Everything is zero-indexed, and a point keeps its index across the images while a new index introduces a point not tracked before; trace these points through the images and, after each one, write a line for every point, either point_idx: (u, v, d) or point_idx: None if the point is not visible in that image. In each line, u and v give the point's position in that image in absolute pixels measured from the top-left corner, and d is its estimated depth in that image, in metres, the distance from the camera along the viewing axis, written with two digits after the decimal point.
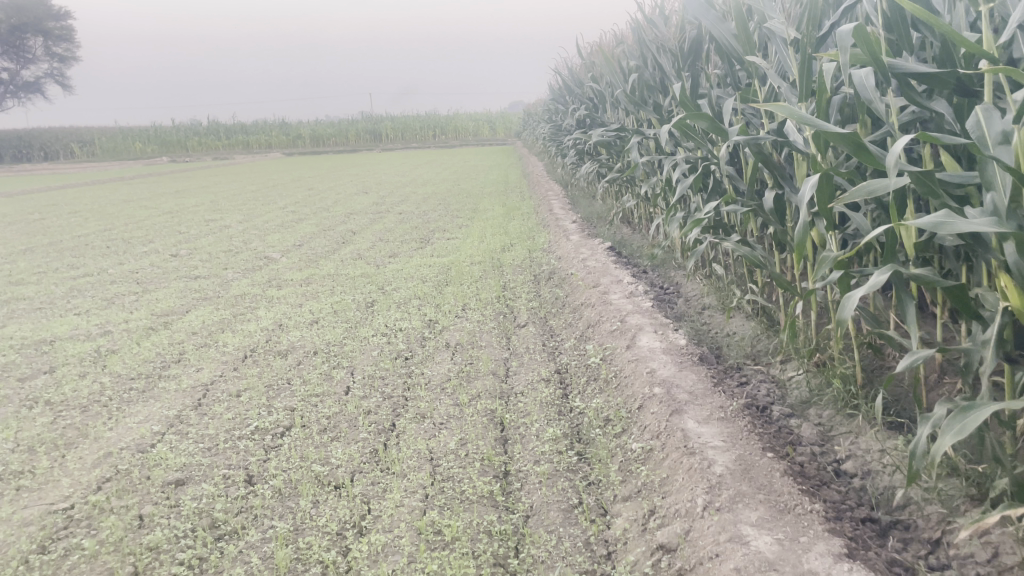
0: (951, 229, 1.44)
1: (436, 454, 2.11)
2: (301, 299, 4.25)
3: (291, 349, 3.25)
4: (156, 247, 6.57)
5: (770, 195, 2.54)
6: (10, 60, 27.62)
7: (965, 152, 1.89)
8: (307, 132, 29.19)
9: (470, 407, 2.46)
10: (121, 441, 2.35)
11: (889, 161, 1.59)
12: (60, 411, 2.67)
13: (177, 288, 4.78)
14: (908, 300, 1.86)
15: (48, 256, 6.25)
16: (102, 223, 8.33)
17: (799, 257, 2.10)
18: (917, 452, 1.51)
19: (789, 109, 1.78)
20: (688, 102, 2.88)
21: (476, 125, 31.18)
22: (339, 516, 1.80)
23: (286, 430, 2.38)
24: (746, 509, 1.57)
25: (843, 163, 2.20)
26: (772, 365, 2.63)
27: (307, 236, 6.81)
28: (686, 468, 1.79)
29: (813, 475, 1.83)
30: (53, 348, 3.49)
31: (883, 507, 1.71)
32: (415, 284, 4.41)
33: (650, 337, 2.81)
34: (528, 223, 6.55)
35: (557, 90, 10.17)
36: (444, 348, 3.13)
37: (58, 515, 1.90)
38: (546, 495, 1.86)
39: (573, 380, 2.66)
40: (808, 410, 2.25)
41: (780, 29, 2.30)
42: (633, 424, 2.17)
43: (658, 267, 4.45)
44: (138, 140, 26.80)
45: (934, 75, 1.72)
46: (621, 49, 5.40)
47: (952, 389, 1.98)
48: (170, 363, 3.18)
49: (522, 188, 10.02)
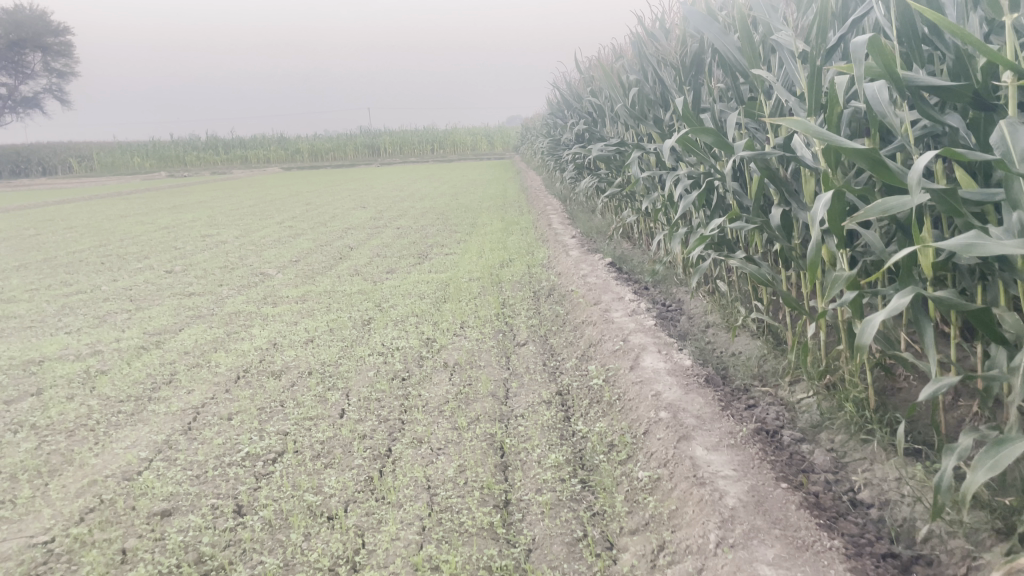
0: (981, 252, 1.37)
1: (433, 482, 2.03)
2: (296, 317, 4.16)
3: (285, 369, 3.17)
4: (151, 262, 6.48)
5: (777, 212, 2.46)
6: (7, 75, 27.65)
7: (981, 168, 1.83)
8: (305, 147, 29.20)
9: (469, 431, 2.37)
10: (107, 468, 2.27)
11: (911, 179, 1.51)
12: (44, 435, 2.58)
13: (171, 305, 4.70)
14: (926, 323, 1.79)
15: (41, 273, 6.17)
16: (97, 238, 8.26)
17: (810, 277, 2.03)
18: (942, 486, 1.44)
19: (802, 124, 1.72)
20: (691, 116, 2.81)
21: (475, 138, 31.19)
22: (331, 551, 1.72)
23: (278, 455, 2.29)
24: (761, 546, 1.49)
25: (854, 178, 2.13)
26: (781, 386, 2.55)
27: (304, 251, 6.73)
28: (697, 500, 1.71)
29: (829, 506, 1.75)
30: (41, 369, 3.40)
31: (903, 542, 1.63)
32: (413, 301, 4.33)
33: (654, 357, 2.73)
34: (527, 238, 6.48)
35: (555, 105, 10.13)
36: (442, 368, 3.05)
37: (38, 550, 1.81)
38: (550, 527, 1.77)
39: (575, 402, 2.58)
40: (820, 436, 2.18)
41: (787, 41, 2.23)
42: (639, 450, 2.09)
43: (660, 283, 4.38)
44: (137, 154, 26.83)
45: (951, 89, 1.66)
46: (619, 64, 5.36)
47: (968, 411, 1.90)
48: (161, 385, 3.09)
49: (522, 202, 9.97)
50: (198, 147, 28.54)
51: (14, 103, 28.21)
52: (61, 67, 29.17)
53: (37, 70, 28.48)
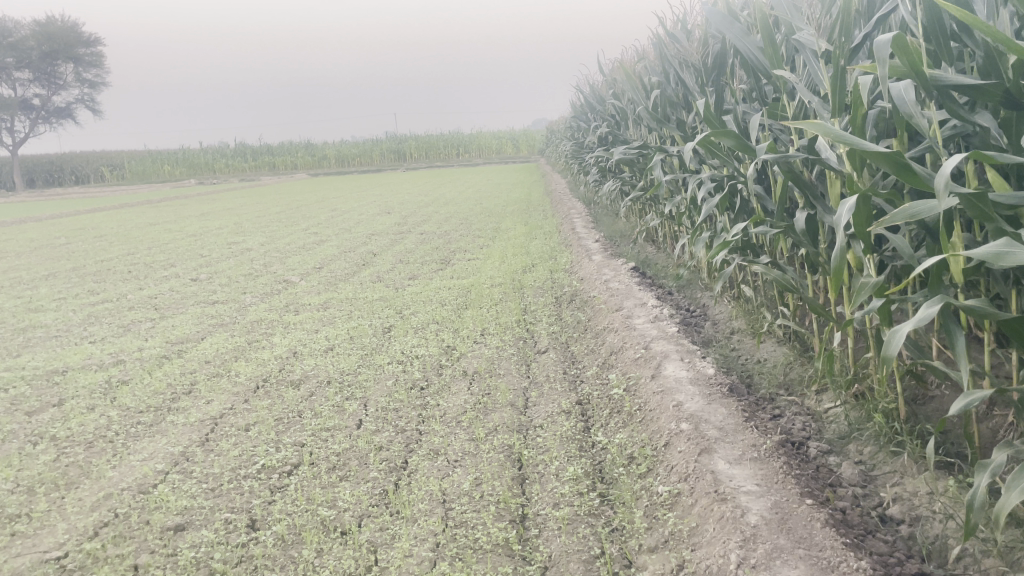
0: (1013, 260, 1.31)
1: (449, 496, 1.99)
2: (317, 325, 4.15)
3: (304, 378, 3.15)
4: (177, 270, 6.52)
5: (802, 216, 2.39)
6: (41, 87, 28.18)
7: (1013, 170, 1.76)
8: (332, 153, 29.37)
9: (486, 442, 2.33)
10: (124, 481, 2.26)
11: (939, 183, 1.45)
12: (64, 447, 2.58)
13: (195, 314, 4.71)
14: (957, 332, 1.71)
15: (69, 282, 6.24)
16: (125, 246, 8.36)
17: (836, 284, 1.97)
18: (975, 504, 1.38)
19: (826, 127, 1.66)
20: (712, 119, 2.74)
21: (500, 143, 31.21)
22: (343, 568, 1.68)
23: (294, 467, 2.27)
24: (784, 567, 1.43)
25: (881, 181, 2.06)
26: (807, 396, 2.49)
27: (327, 258, 6.73)
28: (718, 517, 1.65)
29: (856, 523, 1.68)
30: (64, 379, 3.42)
31: (935, 560, 1.56)
32: (434, 308, 4.30)
33: (676, 365, 2.67)
34: (550, 242, 6.44)
35: (579, 108, 10.09)
36: (462, 377, 3.01)
37: (51, 566, 1.80)
38: (566, 544, 1.72)
39: (595, 412, 2.52)
40: (848, 447, 2.11)
41: (809, 41, 2.17)
42: (659, 463, 2.04)
43: (685, 287, 4.31)
44: (167, 163, 27.19)
45: (979, 87, 1.59)
46: (642, 67, 5.30)
47: (1004, 421, 1.83)
48: (181, 395, 3.08)
49: (545, 206, 9.92)
50: (227, 153, 28.84)
51: (49, 113, 28.74)
52: (92, 77, 29.64)
53: (69, 80, 28.92)
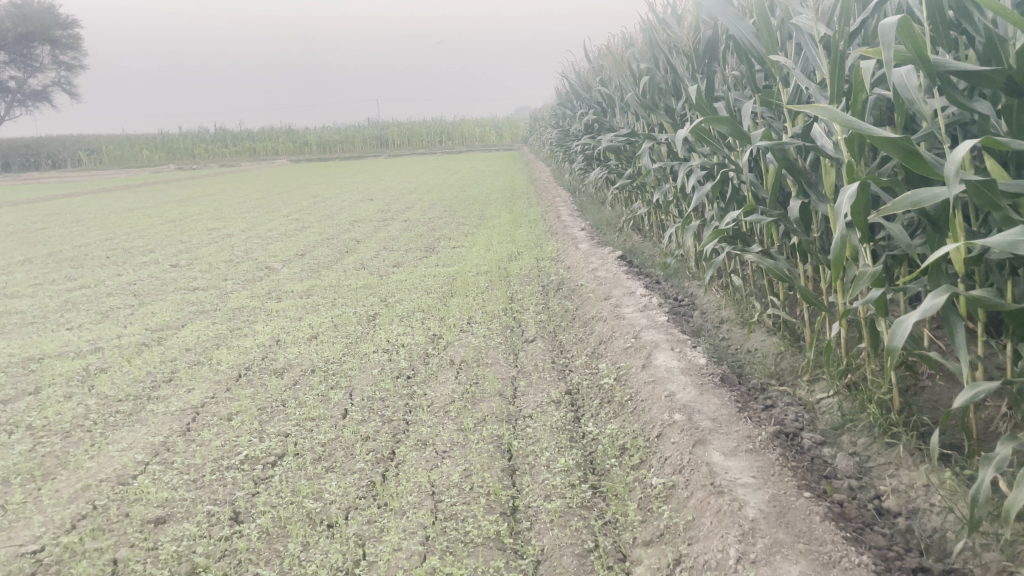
0: None
1: (438, 488, 1.94)
2: (300, 312, 4.08)
3: (288, 366, 3.10)
4: (157, 256, 6.41)
5: (796, 204, 2.35)
6: (17, 68, 27.70)
7: (1012, 157, 1.73)
8: (313, 139, 29.11)
9: (475, 433, 2.29)
10: (102, 472, 2.20)
11: (949, 169, 1.41)
12: (39, 436, 2.51)
13: (175, 300, 4.63)
14: (957, 322, 1.68)
15: (46, 267, 6.12)
16: (104, 231, 8.22)
17: (833, 272, 1.93)
18: (980, 497, 1.37)
19: (830, 112, 1.62)
20: (705, 105, 2.69)
21: (482, 130, 31.06)
22: (331, 562, 1.64)
23: (278, 458, 2.21)
24: (785, 563, 1.41)
25: (878, 170, 2.02)
26: (799, 386, 2.46)
27: (309, 245, 6.64)
28: (715, 510, 1.62)
29: (854, 516, 1.66)
30: (40, 367, 3.34)
31: (934, 555, 1.54)
32: (420, 296, 4.25)
33: (667, 355, 2.64)
34: (535, 230, 6.39)
35: (564, 95, 10.04)
36: (449, 366, 2.97)
37: (27, 560, 1.74)
38: (559, 537, 1.69)
39: (585, 403, 2.49)
40: (842, 438, 2.08)
41: (809, 25, 2.13)
42: (652, 455, 2.01)
43: (671, 276, 4.29)
44: (145, 147, 26.87)
45: (983, 73, 1.55)
46: (630, 53, 5.25)
47: (998, 412, 1.81)
48: (161, 384, 3.02)
49: (530, 194, 9.86)
50: (206, 138, 28.51)
51: (24, 97, 28.30)
52: (70, 60, 29.19)
53: (46, 63, 28.44)
